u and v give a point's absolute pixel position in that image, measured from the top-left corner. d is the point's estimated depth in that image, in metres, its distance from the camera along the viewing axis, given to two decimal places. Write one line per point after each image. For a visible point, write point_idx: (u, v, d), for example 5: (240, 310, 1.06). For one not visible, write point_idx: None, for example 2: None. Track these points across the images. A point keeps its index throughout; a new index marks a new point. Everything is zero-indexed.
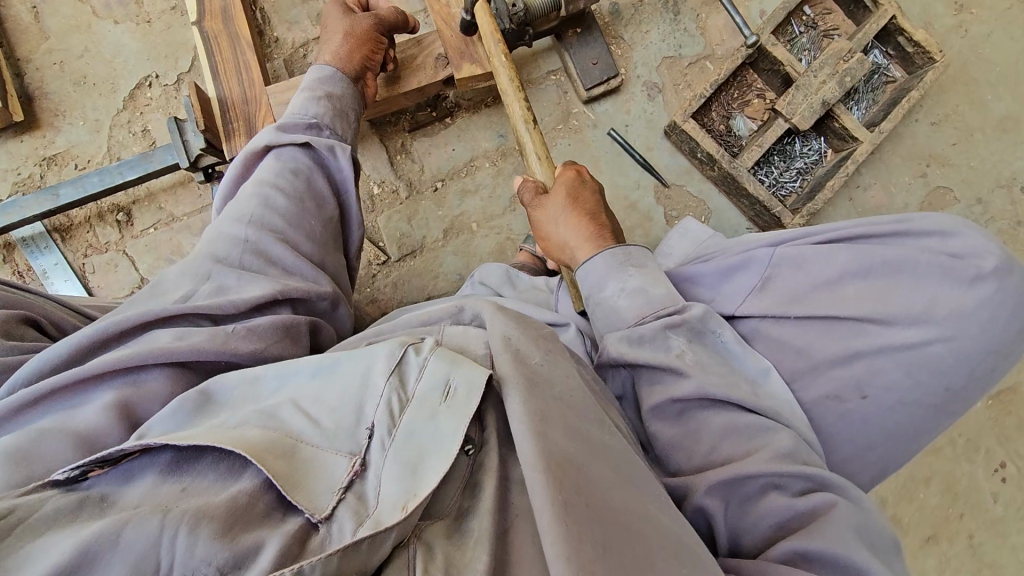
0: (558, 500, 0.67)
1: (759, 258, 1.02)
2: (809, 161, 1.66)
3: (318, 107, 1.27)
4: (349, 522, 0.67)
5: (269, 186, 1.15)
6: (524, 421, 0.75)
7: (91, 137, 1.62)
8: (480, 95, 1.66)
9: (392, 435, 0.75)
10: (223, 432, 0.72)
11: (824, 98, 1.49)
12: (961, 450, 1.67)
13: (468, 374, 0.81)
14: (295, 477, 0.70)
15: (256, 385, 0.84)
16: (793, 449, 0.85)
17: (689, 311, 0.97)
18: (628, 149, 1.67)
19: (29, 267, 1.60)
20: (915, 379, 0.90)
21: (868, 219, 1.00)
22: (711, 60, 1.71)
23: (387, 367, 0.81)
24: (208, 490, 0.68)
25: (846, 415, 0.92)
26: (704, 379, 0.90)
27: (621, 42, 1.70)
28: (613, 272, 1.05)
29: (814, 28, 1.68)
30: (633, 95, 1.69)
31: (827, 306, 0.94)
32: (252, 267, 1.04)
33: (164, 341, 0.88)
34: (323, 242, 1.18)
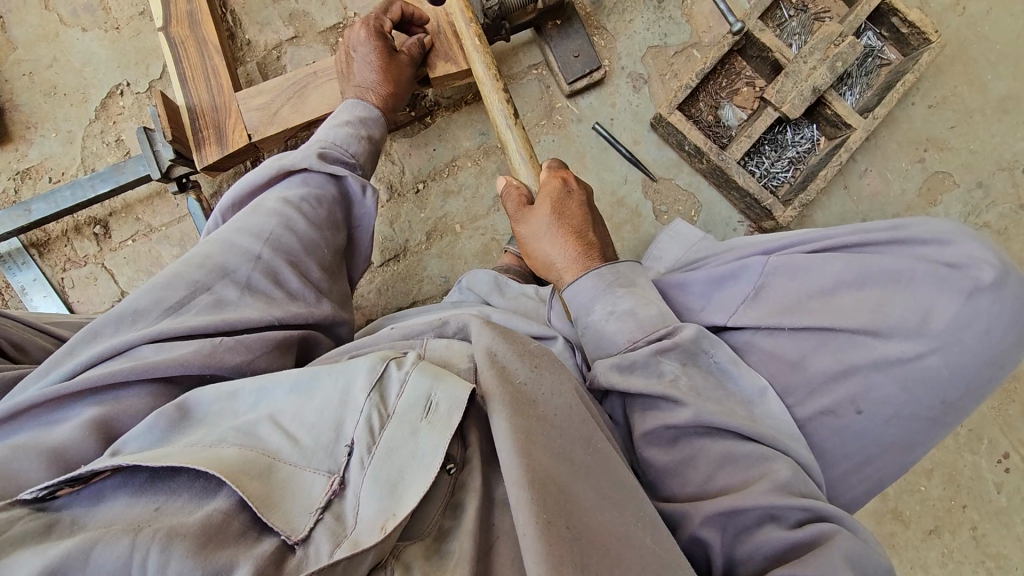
0: (541, 520, 0.65)
1: (753, 266, 0.97)
2: (801, 150, 1.60)
3: (358, 145, 1.24)
4: (325, 543, 0.65)
5: (293, 207, 1.10)
6: (508, 438, 0.72)
7: (64, 149, 1.58)
8: (460, 92, 1.61)
9: (372, 453, 0.71)
10: (197, 452, 0.68)
11: (814, 85, 1.44)
12: (964, 442, 1.63)
13: (451, 389, 0.75)
14: (272, 496, 0.67)
15: (233, 398, 0.79)
16: (791, 480, 0.80)
17: (681, 332, 0.92)
18: (615, 143, 1.62)
19: (8, 284, 1.58)
20: (910, 396, 0.86)
21: (862, 226, 0.96)
22: (698, 48, 1.65)
23: (367, 384, 0.75)
24: (182, 510, 0.65)
25: (843, 425, 0.88)
26: (700, 405, 0.85)
27: (604, 33, 1.64)
28: (598, 295, 1.01)
29: (804, 12, 1.62)
30: (618, 87, 1.64)
31: (823, 316, 0.90)
32: (259, 287, 0.99)
33: (149, 354, 0.85)
34: (331, 271, 1.14)
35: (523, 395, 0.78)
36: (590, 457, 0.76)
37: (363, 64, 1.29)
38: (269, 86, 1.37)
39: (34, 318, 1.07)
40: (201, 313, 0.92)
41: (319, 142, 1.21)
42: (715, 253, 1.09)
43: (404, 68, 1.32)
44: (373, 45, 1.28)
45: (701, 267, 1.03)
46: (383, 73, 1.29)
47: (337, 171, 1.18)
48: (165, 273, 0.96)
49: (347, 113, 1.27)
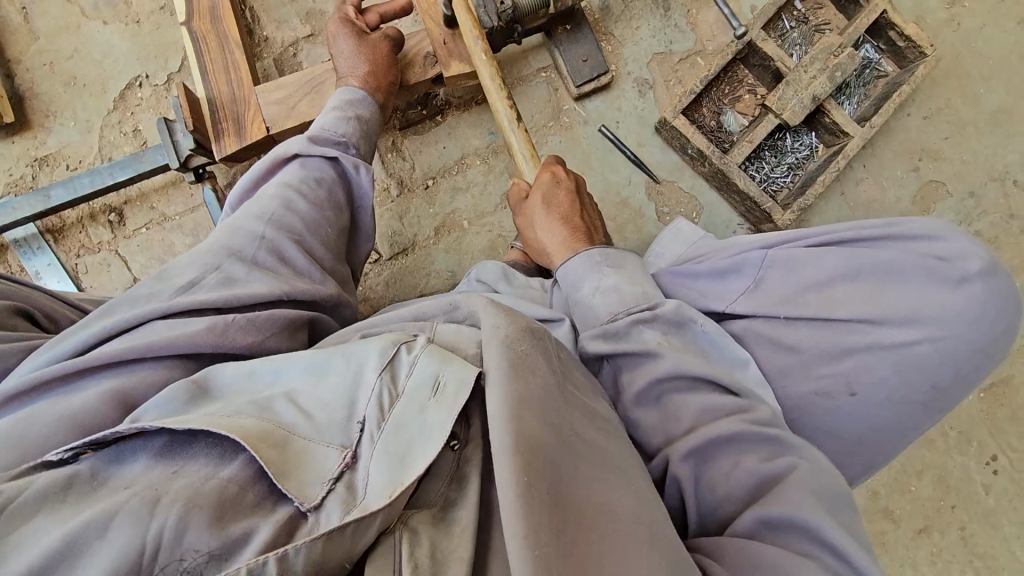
0: (522, 484, 0.64)
1: (751, 259, 1.00)
2: (800, 156, 1.65)
3: (348, 126, 1.28)
4: (336, 510, 0.65)
5: (292, 189, 1.14)
6: (500, 403, 0.72)
7: (82, 137, 1.62)
8: (471, 92, 1.66)
9: (381, 427, 0.73)
10: (218, 418, 0.70)
11: (814, 93, 1.49)
12: (953, 443, 1.67)
13: (458, 371, 0.78)
14: (288, 465, 0.68)
15: (253, 377, 0.81)
16: (801, 448, 0.83)
17: (661, 306, 0.97)
18: (619, 146, 1.67)
19: (23, 268, 1.61)
20: (902, 377, 0.90)
21: (857, 222, 0.98)
22: (702, 56, 1.70)
23: (378, 364, 0.78)
24: (200, 473, 0.65)
25: (838, 409, 0.92)
26: (679, 358, 0.91)
27: (612, 38, 1.69)
28: (586, 272, 1.06)
29: (805, 23, 1.68)
30: (624, 92, 1.69)
31: (817, 307, 0.94)
32: (264, 263, 1.02)
33: (160, 330, 0.87)
34: (335, 252, 1.18)
35: (520, 366, 0.79)
36: (575, 433, 0.76)
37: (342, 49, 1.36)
38: (287, 81, 1.41)
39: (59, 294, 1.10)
40: (209, 290, 0.94)
41: (313, 129, 1.26)
42: (715, 248, 1.12)
43: (380, 46, 1.37)
44: (346, 32, 1.37)
45: (703, 259, 1.06)
46: (360, 53, 1.34)
47: (348, 159, 1.24)
48: (178, 257, 1.00)
49: (335, 100, 1.31)
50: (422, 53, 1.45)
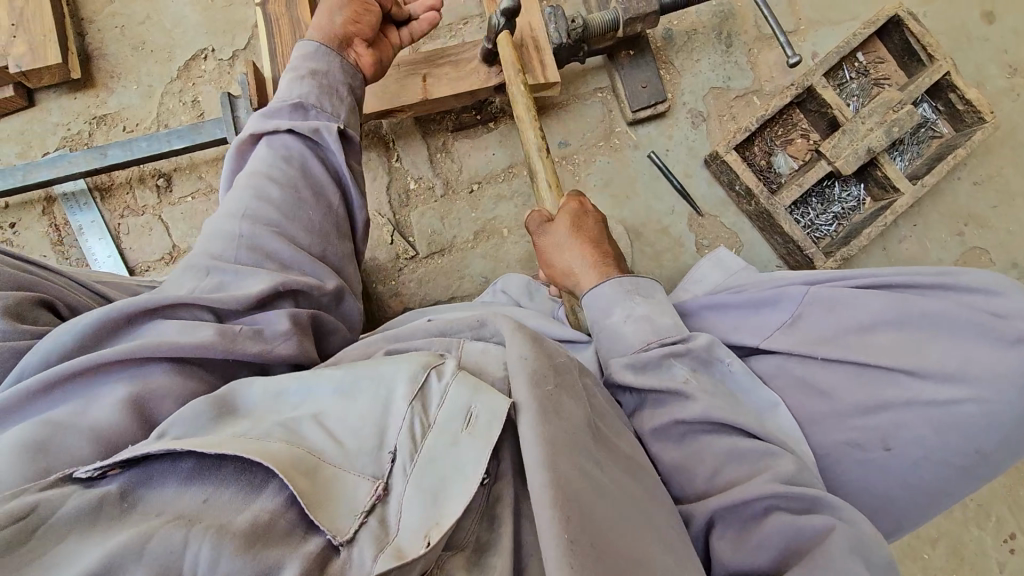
0: (564, 539, 0.65)
1: (791, 294, 1.00)
2: (846, 207, 1.65)
3: (304, 87, 1.16)
4: (369, 549, 0.62)
5: (262, 177, 1.06)
6: (537, 449, 0.72)
7: (142, 102, 1.65)
8: (526, 103, 1.67)
9: (414, 460, 0.70)
10: (249, 441, 0.66)
11: (869, 145, 1.49)
12: (971, 515, 1.64)
13: (490, 403, 0.75)
14: (319, 496, 0.64)
15: (281, 398, 0.76)
16: (795, 474, 0.83)
17: (695, 340, 0.97)
18: (667, 174, 1.67)
19: (67, 222, 1.63)
20: (941, 437, 0.88)
21: (909, 269, 0.99)
22: (758, 95, 1.71)
23: (408, 393, 0.75)
24: (230, 505, 0.61)
25: (873, 459, 0.90)
26: (711, 403, 0.89)
27: (671, 68, 1.71)
28: (616, 302, 1.05)
29: (865, 75, 1.69)
30: (677, 121, 1.69)
31: (861, 352, 0.93)
32: (249, 264, 0.96)
33: (170, 331, 0.82)
34: (324, 233, 1.08)
35: (551, 407, 0.78)
36: (608, 478, 0.76)
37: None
38: None
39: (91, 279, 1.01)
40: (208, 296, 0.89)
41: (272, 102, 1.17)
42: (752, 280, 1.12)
43: None
44: None
45: (742, 289, 1.07)
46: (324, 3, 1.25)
47: (305, 123, 1.12)
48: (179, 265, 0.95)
49: (292, 60, 1.20)
50: (486, 60, 1.44)
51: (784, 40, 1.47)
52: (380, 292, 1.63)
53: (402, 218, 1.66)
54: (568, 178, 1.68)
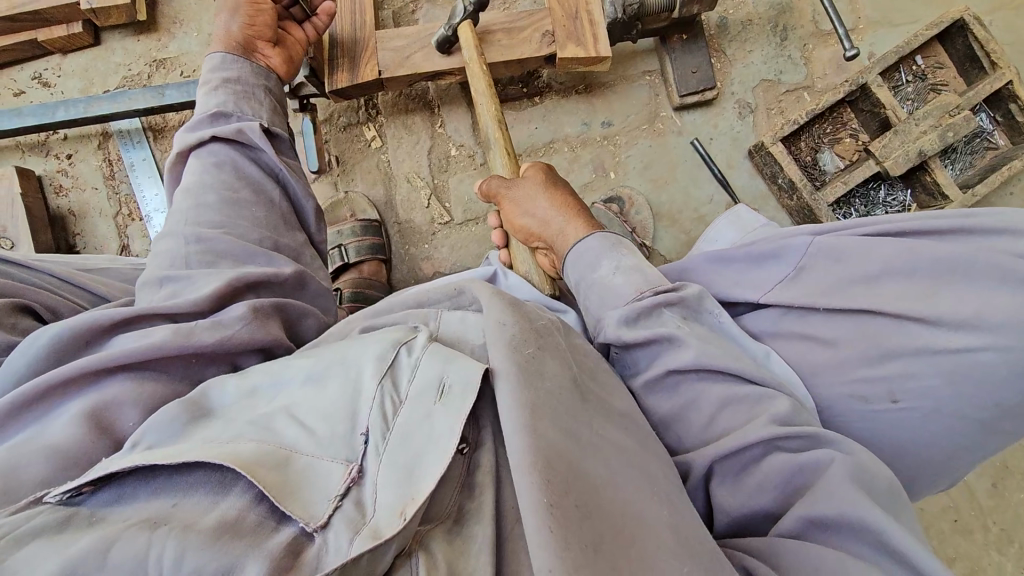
0: (545, 499, 0.65)
1: (795, 245, 0.93)
2: (890, 212, 1.61)
3: (222, 93, 1.20)
4: (344, 530, 0.65)
5: (196, 189, 1.09)
6: (515, 413, 0.73)
7: (201, 49, 1.70)
8: (573, 81, 1.68)
9: (386, 439, 0.73)
10: (217, 445, 0.69)
11: (921, 148, 1.45)
12: (993, 539, 1.60)
13: (463, 370, 0.79)
14: (287, 486, 0.67)
15: (255, 393, 0.82)
16: (791, 416, 0.81)
17: (686, 289, 0.95)
18: (709, 162, 1.65)
19: (119, 158, 1.68)
20: (954, 389, 0.79)
21: (925, 214, 0.89)
22: (809, 92, 1.68)
23: (377, 372, 0.79)
24: (200, 506, 0.65)
25: (885, 419, 0.83)
26: (703, 350, 0.88)
27: (723, 57, 1.69)
28: (607, 252, 1.07)
29: (922, 80, 1.64)
30: (723, 110, 1.68)
31: (862, 301, 0.85)
32: (202, 266, 1.00)
33: (127, 342, 0.85)
34: (270, 226, 1.11)
35: (533, 368, 0.80)
36: (598, 437, 0.78)
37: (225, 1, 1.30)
38: (408, 32, 1.45)
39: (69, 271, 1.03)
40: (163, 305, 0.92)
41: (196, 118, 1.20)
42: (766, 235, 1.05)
43: None
44: None
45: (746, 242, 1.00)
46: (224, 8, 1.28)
47: (230, 126, 1.15)
48: (140, 282, 0.99)
49: (206, 74, 1.24)
50: (540, 30, 1.45)
51: (843, 32, 1.45)
52: (412, 254, 1.66)
53: (439, 183, 1.67)
54: (608, 158, 1.67)
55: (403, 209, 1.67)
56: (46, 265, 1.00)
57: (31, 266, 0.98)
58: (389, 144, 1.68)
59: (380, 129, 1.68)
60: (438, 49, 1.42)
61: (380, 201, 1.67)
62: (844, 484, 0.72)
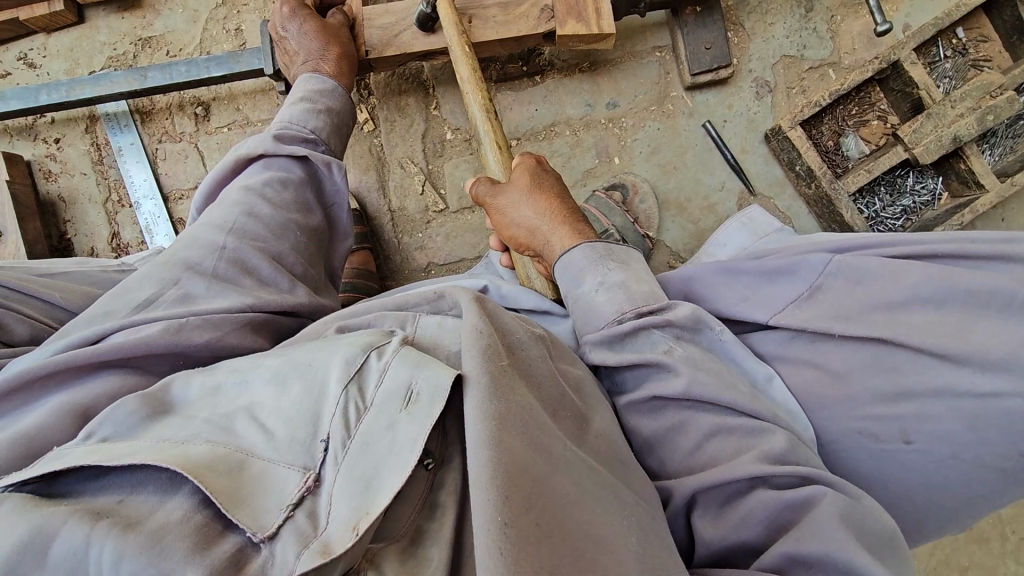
0: (499, 522, 0.59)
1: (812, 262, 0.86)
2: (919, 201, 1.49)
3: (316, 120, 1.20)
4: (292, 544, 0.58)
5: (256, 194, 1.05)
6: (479, 425, 0.66)
7: (187, 26, 1.62)
8: (577, 58, 1.57)
9: (346, 446, 0.66)
10: (169, 447, 0.64)
11: (956, 133, 1.32)
12: (1010, 548, 1.52)
13: (433, 376, 0.71)
14: (241, 493, 0.61)
15: (217, 393, 0.75)
16: (787, 453, 0.75)
17: (675, 313, 0.88)
18: (721, 147, 1.54)
19: (107, 142, 1.63)
20: (980, 436, 0.71)
21: (962, 236, 0.82)
22: (835, 69, 1.55)
23: (343, 376, 0.72)
24: (145, 505, 0.58)
25: (895, 461, 0.76)
26: (693, 377, 0.81)
27: (741, 30, 1.56)
28: (591, 266, 0.98)
29: (962, 55, 1.48)
30: (740, 90, 1.55)
31: (882, 328, 0.77)
32: (226, 276, 0.93)
33: (114, 339, 0.80)
34: (308, 257, 1.09)
35: (504, 381, 0.72)
36: (570, 453, 0.70)
37: (297, 40, 1.26)
38: (397, 8, 1.35)
39: (22, 280, 0.96)
40: (168, 309, 0.86)
41: (277, 125, 1.17)
42: (780, 247, 0.99)
43: (339, 33, 1.29)
44: (302, 19, 1.26)
45: (759, 256, 0.93)
46: (323, 41, 1.25)
47: (319, 156, 1.16)
48: (134, 275, 0.91)
49: (301, 88, 1.22)
50: (539, 4, 1.34)
51: (875, 4, 1.31)
52: (405, 244, 1.59)
53: (435, 169, 1.60)
54: (613, 143, 1.57)
55: (396, 196, 1.60)
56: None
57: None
58: (382, 127, 1.59)
59: (372, 111, 1.59)
60: (421, 27, 1.32)
61: (373, 187, 1.60)
62: (831, 520, 0.67)
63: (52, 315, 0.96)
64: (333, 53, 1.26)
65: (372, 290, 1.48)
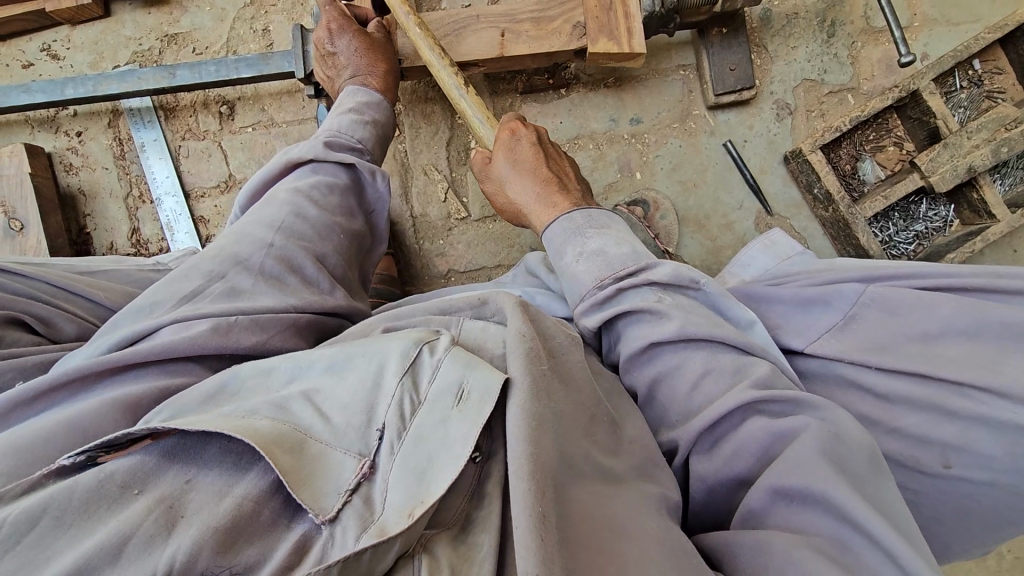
0: (536, 511, 0.59)
1: (845, 293, 0.89)
2: (931, 227, 1.53)
3: (363, 132, 1.23)
4: (352, 527, 0.58)
5: (303, 196, 1.07)
6: (521, 421, 0.67)
7: (214, 25, 1.62)
8: (602, 73, 1.60)
9: (402, 439, 0.66)
10: (232, 420, 0.64)
11: (972, 164, 1.35)
12: (1006, 567, 1.57)
13: (485, 377, 0.71)
14: (302, 473, 0.61)
15: (270, 374, 0.75)
16: (771, 380, 0.78)
17: (651, 270, 0.91)
18: (741, 166, 1.57)
19: (130, 137, 1.63)
20: (1015, 462, 0.73)
21: (990, 269, 0.85)
22: (854, 94, 1.58)
23: (398, 369, 0.71)
24: (213, 489, 0.59)
25: (933, 485, 0.78)
26: (684, 319, 0.84)
27: (763, 53, 1.59)
28: (570, 238, 1.02)
29: (977, 86, 1.53)
30: (760, 111, 1.58)
31: (917, 361, 0.80)
32: (273, 273, 0.94)
33: (165, 335, 0.80)
34: (349, 258, 1.10)
35: (545, 385, 0.74)
36: (594, 462, 0.72)
37: (347, 56, 1.28)
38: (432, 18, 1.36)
39: (63, 276, 0.97)
40: (217, 301, 0.86)
41: (325, 132, 1.19)
42: (809, 270, 1.02)
43: (386, 48, 1.32)
44: (352, 33, 1.27)
45: (787, 284, 0.97)
46: (373, 57, 1.28)
47: (366, 163, 1.19)
48: (180, 266, 0.91)
49: (349, 100, 1.25)
50: (572, 21, 1.35)
51: (899, 34, 1.33)
52: (425, 250, 1.61)
53: (458, 177, 1.61)
54: (635, 158, 1.60)
55: (419, 202, 1.61)
56: (41, 272, 0.94)
57: (23, 273, 0.92)
58: (407, 133, 1.61)
59: (398, 117, 1.61)
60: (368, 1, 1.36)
61: (395, 192, 1.61)
62: (815, 455, 0.67)
63: (93, 314, 0.96)
64: (380, 68, 1.30)
65: (394, 295, 1.50)
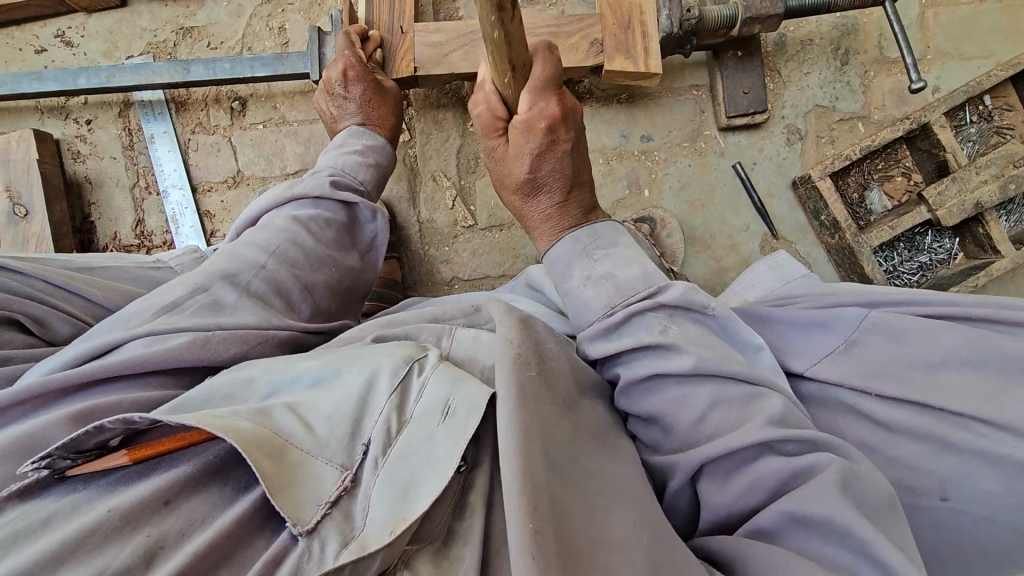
0: (528, 526, 0.58)
1: (847, 318, 0.89)
2: (935, 258, 1.54)
3: (365, 173, 1.24)
4: (333, 542, 0.59)
5: (302, 226, 1.08)
6: (510, 433, 0.65)
7: (231, 20, 1.62)
8: (616, 89, 1.61)
9: (386, 456, 0.65)
10: (214, 419, 0.64)
11: (979, 199, 1.36)
12: None
13: (470, 393, 0.70)
14: (284, 480, 0.61)
15: (251, 383, 0.75)
16: (784, 416, 0.76)
17: (667, 293, 0.88)
18: (748, 188, 1.57)
19: (140, 128, 1.63)
20: (1016, 503, 0.73)
21: (989, 300, 0.86)
22: (865, 122, 1.58)
23: (387, 385, 0.71)
24: (196, 512, 0.62)
25: (930, 521, 0.77)
26: (697, 350, 0.81)
27: (777, 77, 1.60)
28: (578, 260, 0.99)
29: (987, 121, 1.53)
30: (771, 135, 1.59)
31: (918, 390, 0.80)
32: (260, 295, 0.95)
33: (136, 348, 0.78)
34: (339, 292, 1.11)
35: (532, 392, 0.72)
36: (586, 467, 0.71)
37: (357, 105, 1.30)
38: (448, 27, 1.36)
39: (64, 274, 0.96)
40: (195, 316, 0.86)
41: (330, 170, 1.20)
42: (813, 293, 1.02)
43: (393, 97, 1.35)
44: (365, 85, 1.29)
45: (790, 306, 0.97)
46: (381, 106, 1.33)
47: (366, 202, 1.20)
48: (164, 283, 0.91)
49: (354, 142, 1.27)
50: (588, 38, 1.36)
51: (910, 61, 1.34)
52: (430, 256, 1.60)
53: (467, 185, 1.61)
54: (644, 175, 1.60)
55: (426, 208, 1.61)
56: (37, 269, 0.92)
57: (22, 271, 0.91)
58: (418, 138, 1.61)
59: (409, 122, 1.61)
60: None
61: (403, 197, 1.61)
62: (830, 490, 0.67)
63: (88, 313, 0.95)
64: (386, 115, 1.34)
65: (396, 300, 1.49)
